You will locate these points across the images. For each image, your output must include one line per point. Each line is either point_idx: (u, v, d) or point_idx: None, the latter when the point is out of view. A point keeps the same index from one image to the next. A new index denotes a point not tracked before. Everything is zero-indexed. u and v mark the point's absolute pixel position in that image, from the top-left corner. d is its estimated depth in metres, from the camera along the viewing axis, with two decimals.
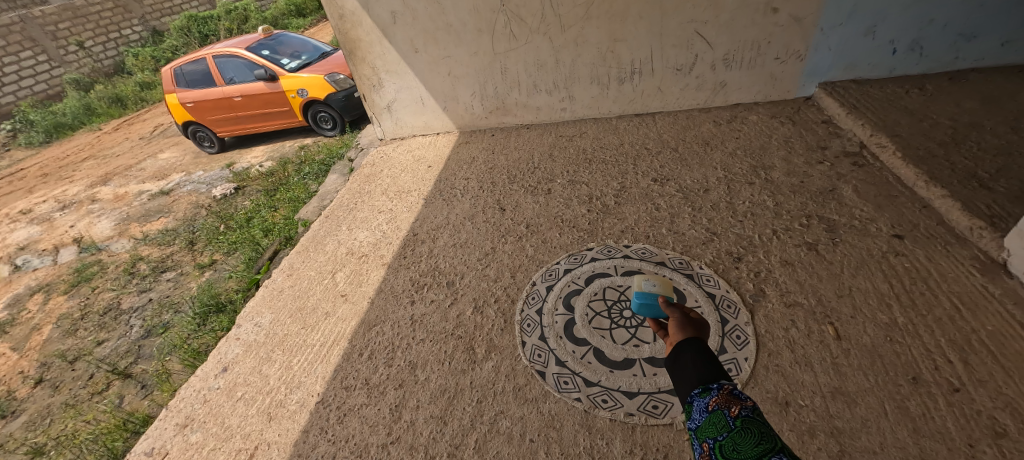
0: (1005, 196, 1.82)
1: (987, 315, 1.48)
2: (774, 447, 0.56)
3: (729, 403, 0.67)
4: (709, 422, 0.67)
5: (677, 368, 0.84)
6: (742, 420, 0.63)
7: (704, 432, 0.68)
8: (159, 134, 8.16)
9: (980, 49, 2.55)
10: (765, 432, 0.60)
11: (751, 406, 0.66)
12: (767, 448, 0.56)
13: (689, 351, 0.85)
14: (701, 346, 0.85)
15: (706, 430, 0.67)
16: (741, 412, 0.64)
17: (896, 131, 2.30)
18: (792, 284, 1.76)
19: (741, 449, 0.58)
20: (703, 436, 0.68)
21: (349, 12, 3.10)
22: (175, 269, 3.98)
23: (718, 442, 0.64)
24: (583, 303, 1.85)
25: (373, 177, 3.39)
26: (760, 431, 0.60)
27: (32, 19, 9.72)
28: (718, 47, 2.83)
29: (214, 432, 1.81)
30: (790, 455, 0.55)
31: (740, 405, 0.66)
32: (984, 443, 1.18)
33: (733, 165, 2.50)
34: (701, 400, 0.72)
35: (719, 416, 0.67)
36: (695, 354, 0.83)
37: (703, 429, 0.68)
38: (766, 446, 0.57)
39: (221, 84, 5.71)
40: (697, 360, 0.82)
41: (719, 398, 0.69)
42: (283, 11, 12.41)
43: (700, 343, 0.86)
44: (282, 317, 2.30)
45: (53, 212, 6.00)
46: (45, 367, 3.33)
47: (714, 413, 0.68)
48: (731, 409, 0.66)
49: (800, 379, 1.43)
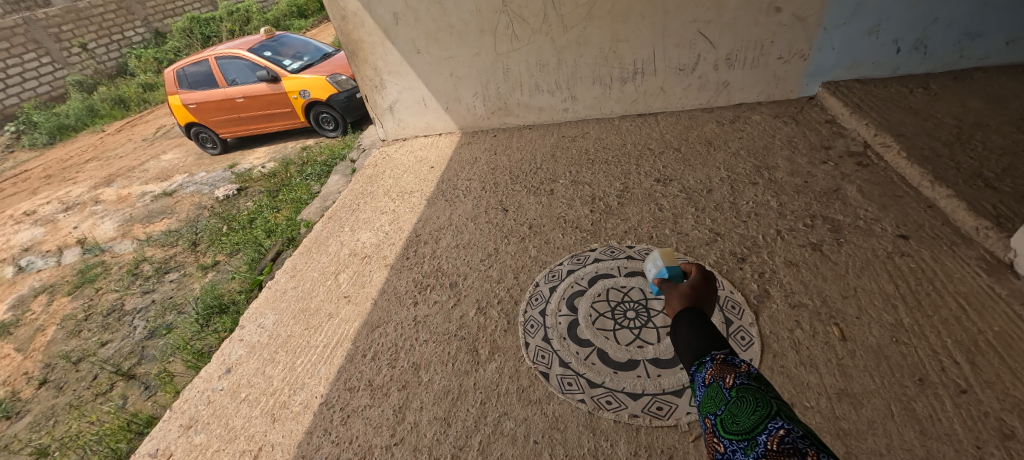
0: (1011, 196, 1.81)
1: (994, 316, 1.47)
2: (768, 411, 0.59)
3: (724, 374, 0.72)
4: (708, 397, 0.72)
5: (675, 341, 0.90)
6: (737, 389, 0.67)
7: (705, 408, 0.71)
8: (163, 135, 8.19)
9: (985, 48, 2.54)
10: (759, 396, 0.64)
11: (745, 372, 0.71)
12: (763, 414, 0.59)
13: (684, 324, 0.90)
14: (695, 317, 0.90)
15: (707, 405, 0.71)
16: (736, 382, 0.69)
17: (900, 130, 2.29)
18: (796, 284, 1.75)
19: (738, 417, 0.62)
20: (705, 412, 0.71)
21: (352, 13, 3.11)
22: (179, 270, 4.00)
23: (717, 416, 0.67)
24: (586, 303, 1.85)
25: (376, 178, 3.40)
26: (754, 398, 0.63)
27: (36, 21, 9.78)
28: (721, 47, 2.82)
29: (218, 433, 1.81)
30: (785, 416, 0.58)
31: (735, 375, 0.70)
32: (992, 445, 1.17)
33: (736, 165, 2.50)
34: (699, 375, 0.77)
35: (717, 388, 0.71)
36: (689, 326, 0.88)
37: (705, 405, 0.72)
38: (763, 412, 0.60)
39: (224, 85, 5.73)
40: (690, 331, 0.86)
41: (715, 370, 0.74)
42: (286, 13, 12.44)
43: (694, 313, 0.91)
44: (285, 318, 2.31)
45: (57, 214, 6.03)
46: (49, 367, 3.35)
47: (712, 386, 0.72)
48: (726, 380, 0.70)
49: (805, 380, 1.42)
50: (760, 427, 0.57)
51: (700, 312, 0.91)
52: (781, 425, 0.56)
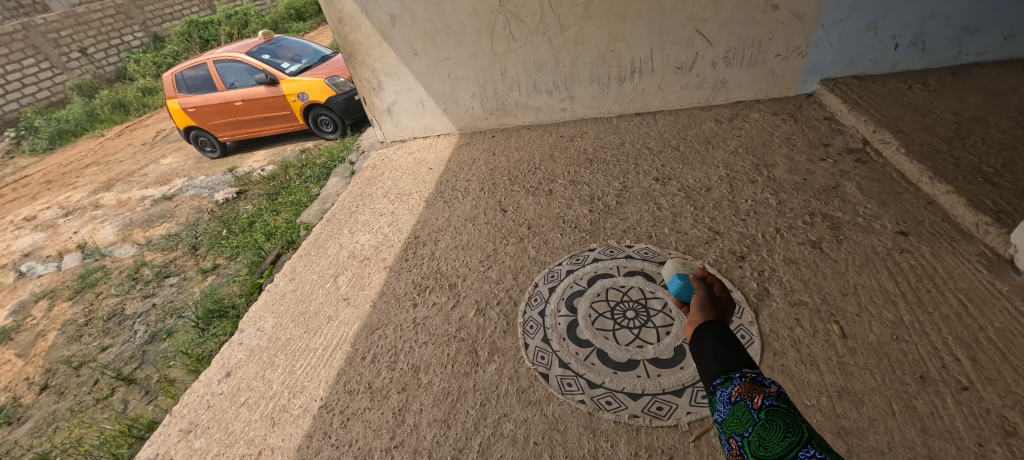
0: (1011, 191, 1.80)
1: (995, 311, 1.46)
2: (799, 440, 0.58)
3: (751, 394, 0.70)
4: (734, 415, 0.70)
5: (698, 352, 0.90)
6: (766, 411, 0.66)
7: (731, 427, 0.71)
8: (163, 139, 8.20)
9: (983, 43, 2.53)
10: (791, 421, 0.62)
11: (774, 393, 0.69)
12: (793, 441, 0.58)
13: (710, 336, 0.90)
14: (720, 330, 0.90)
15: (732, 425, 0.70)
16: (765, 403, 0.67)
17: (899, 127, 2.29)
18: (795, 283, 1.75)
19: (768, 444, 0.60)
20: (729, 431, 0.71)
21: (349, 15, 3.10)
22: (179, 274, 4.00)
23: (744, 437, 0.66)
24: (586, 304, 1.85)
25: (374, 180, 3.39)
26: (784, 422, 0.62)
27: (35, 26, 9.81)
28: (718, 45, 2.81)
29: (218, 437, 1.81)
30: (817, 446, 0.56)
31: (763, 396, 0.69)
32: (994, 442, 1.16)
33: (735, 163, 2.49)
34: (724, 391, 0.75)
35: (743, 407, 0.69)
36: (715, 340, 0.88)
37: (728, 423, 0.71)
38: (793, 438, 0.58)
39: (224, 89, 5.76)
40: (715, 345, 0.87)
41: (742, 388, 0.73)
42: (283, 15, 12.42)
43: (720, 326, 0.91)
44: (284, 321, 2.30)
45: (57, 219, 6.04)
46: (50, 373, 3.35)
47: (738, 404, 0.71)
48: (754, 400, 0.69)
49: (805, 379, 1.42)
50: (791, 455, 0.55)
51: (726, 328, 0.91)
52: (812, 454, 0.54)
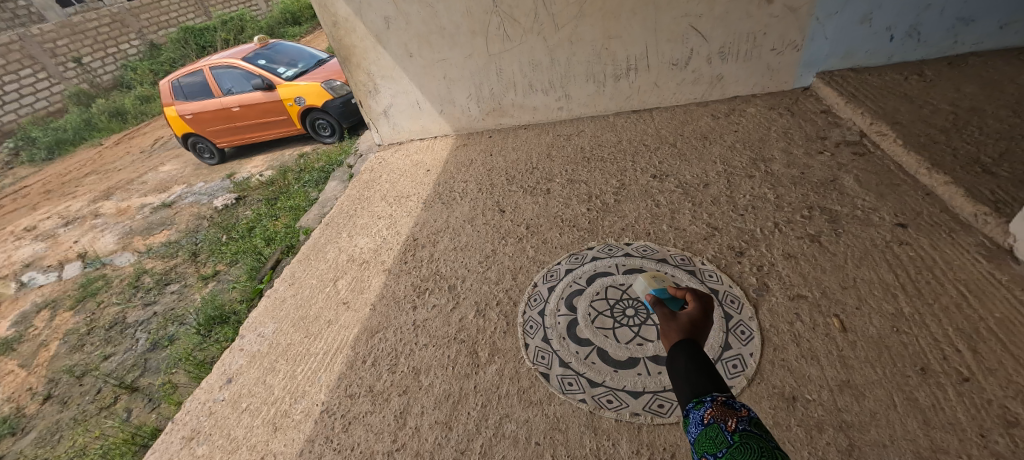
0: (1009, 180, 1.80)
1: (995, 301, 1.46)
2: None
3: (724, 417, 0.67)
4: (706, 436, 0.66)
5: (673, 375, 0.84)
6: (740, 435, 0.62)
7: (702, 447, 0.67)
8: (161, 146, 8.21)
9: (978, 32, 2.53)
10: (765, 447, 0.60)
11: (747, 417, 0.66)
12: None
13: (682, 356, 0.83)
14: (693, 348, 0.84)
15: (703, 445, 0.66)
16: (739, 427, 0.64)
17: (896, 118, 2.28)
18: (795, 277, 1.75)
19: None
20: (702, 451, 0.66)
21: (342, 19, 3.10)
22: (179, 281, 4.01)
23: (716, 457, 0.63)
24: (585, 302, 1.84)
25: (372, 184, 3.39)
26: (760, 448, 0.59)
27: (31, 37, 9.88)
28: (714, 40, 2.80)
29: (219, 444, 1.81)
30: None
31: (736, 419, 0.66)
32: (996, 433, 1.16)
33: (733, 158, 2.48)
34: (696, 413, 0.71)
35: (717, 429, 0.66)
36: (688, 359, 0.82)
37: (701, 443, 0.67)
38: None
39: (220, 95, 5.75)
40: (688, 366, 0.80)
41: (715, 410, 0.69)
42: (280, 20, 12.41)
43: (691, 344, 0.84)
44: (285, 326, 2.30)
45: (57, 229, 6.05)
46: (53, 382, 3.36)
47: (711, 426, 0.67)
48: (727, 422, 0.66)
49: (806, 373, 1.42)
50: None
51: (698, 344, 0.85)
52: None
